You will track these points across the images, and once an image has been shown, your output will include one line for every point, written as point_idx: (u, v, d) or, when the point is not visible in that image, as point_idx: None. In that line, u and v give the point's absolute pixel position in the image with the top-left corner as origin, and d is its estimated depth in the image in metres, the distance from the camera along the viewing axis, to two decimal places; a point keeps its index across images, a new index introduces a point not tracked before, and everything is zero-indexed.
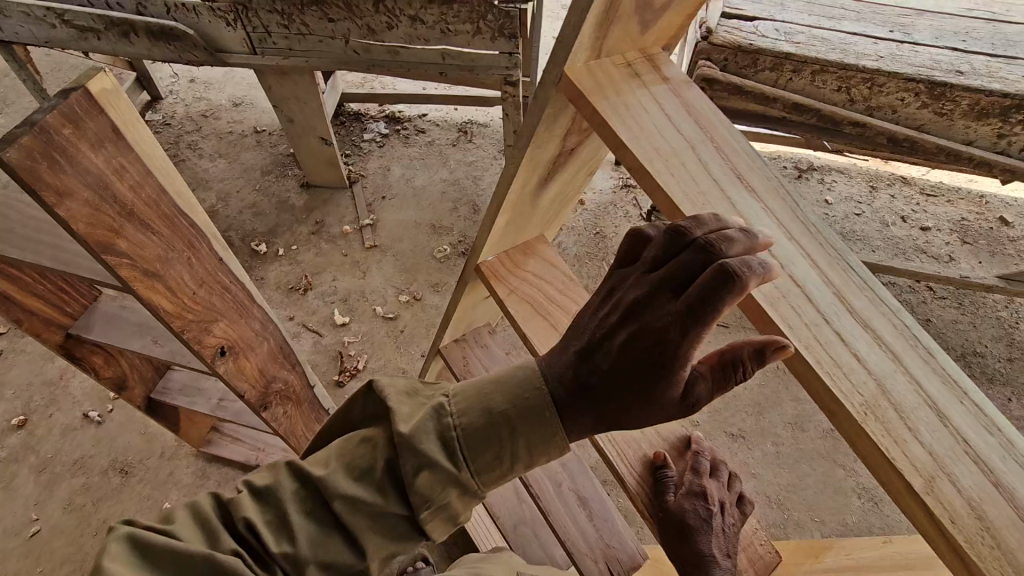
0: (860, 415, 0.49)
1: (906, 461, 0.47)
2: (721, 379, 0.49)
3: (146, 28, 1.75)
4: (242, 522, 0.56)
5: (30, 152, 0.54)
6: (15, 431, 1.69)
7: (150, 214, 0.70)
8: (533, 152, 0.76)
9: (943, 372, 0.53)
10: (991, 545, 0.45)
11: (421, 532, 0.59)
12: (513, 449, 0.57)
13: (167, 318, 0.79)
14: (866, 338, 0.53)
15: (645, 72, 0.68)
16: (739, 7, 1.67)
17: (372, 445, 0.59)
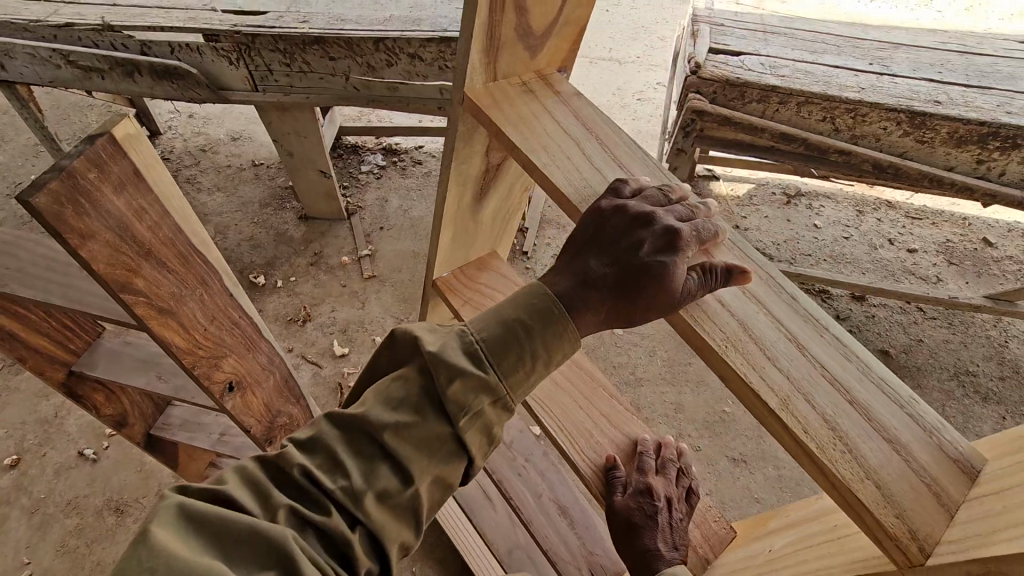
0: (730, 351, 0.62)
1: (767, 385, 0.60)
2: (704, 281, 0.64)
3: (150, 68, 1.79)
4: (298, 469, 0.54)
5: (57, 196, 0.56)
6: (7, 471, 1.66)
7: (167, 253, 0.71)
8: (458, 168, 0.99)
9: (805, 315, 0.67)
10: (841, 448, 0.56)
11: (463, 450, 0.60)
12: (532, 353, 0.62)
13: (179, 354, 0.79)
14: (737, 293, 0.68)
15: (537, 89, 0.89)
16: (724, 43, 1.75)
17: (405, 377, 0.59)
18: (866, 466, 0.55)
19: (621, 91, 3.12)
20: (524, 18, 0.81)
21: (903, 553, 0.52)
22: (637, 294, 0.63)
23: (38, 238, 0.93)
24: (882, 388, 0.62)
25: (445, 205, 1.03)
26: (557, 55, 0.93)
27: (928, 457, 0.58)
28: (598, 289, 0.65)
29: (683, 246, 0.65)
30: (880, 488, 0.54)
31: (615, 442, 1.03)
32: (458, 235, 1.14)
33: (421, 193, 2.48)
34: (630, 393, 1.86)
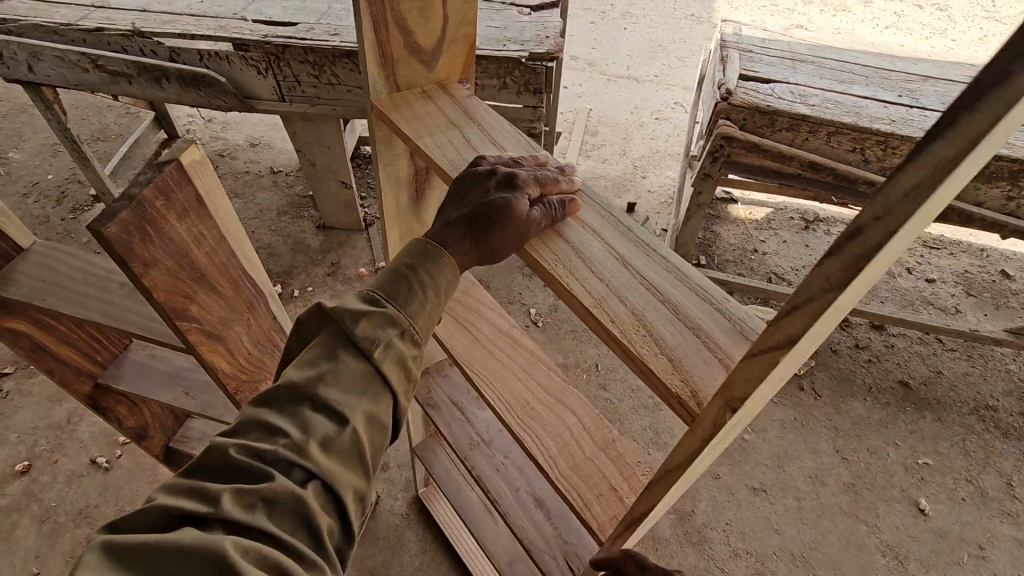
0: (553, 267, 0.63)
1: (585, 289, 0.60)
2: (549, 213, 0.68)
3: (178, 75, 1.79)
4: (234, 449, 0.53)
5: (126, 225, 0.55)
6: (17, 477, 1.63)
7: (220, 279, 0.70)
8: (389, 172, 0.97)
9: (638, 241, 0.68)
10: (640, 333, 0.56)
11: (382, 380, 0.59)
12: (420, 284, 0.62)
13: (223, 379, 0.78)
14: (578, 228, 0.69)
15: (435, 95, 0.89)
16: (754, 70, 1.75)
17: (321, 343, 0.59)
18: (667, 351, 0.55)
19: (639, 110, 3.12)
20: (411, 37, 0.82)
21: (682, 406, 0.51)
22: (491, 225, 0.65)
23: (77, 251, 0.92)
24: (702, 294, 0.61)
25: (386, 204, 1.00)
26: (458, 67, 0.92)
27: (735, 347, 0.56)
28: (453, 226, 0.67)
29: (522, 183, 0.67)
30: (679, 369, 0.54)
31: (573, 429, 0.94)
32: (406, 239, 1.11)
33: None
34: (648, 416, 1.85)
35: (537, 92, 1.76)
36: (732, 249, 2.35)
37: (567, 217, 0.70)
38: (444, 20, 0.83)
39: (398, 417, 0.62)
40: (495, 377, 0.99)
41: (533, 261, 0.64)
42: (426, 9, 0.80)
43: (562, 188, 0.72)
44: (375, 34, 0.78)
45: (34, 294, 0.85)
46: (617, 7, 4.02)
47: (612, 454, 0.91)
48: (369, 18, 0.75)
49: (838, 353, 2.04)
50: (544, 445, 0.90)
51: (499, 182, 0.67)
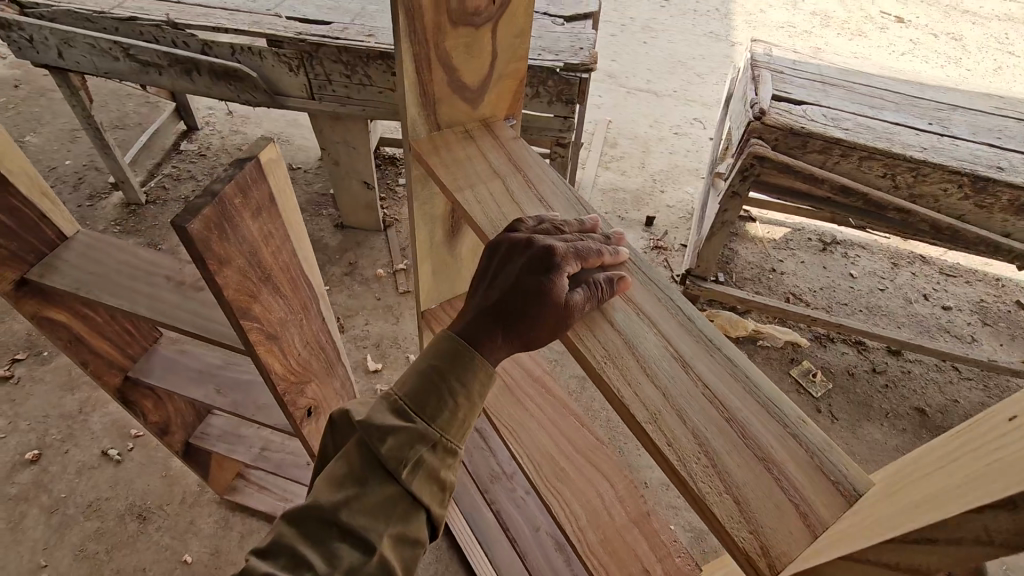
0: (603, 365, 0.59)
1: (640, 400, 0.56)
2: (592, 298, 0.62)
3: (210, 68, 1.78)
4: (263, 573, 0.48)
5: (207, 222, 0.54)
6: (26, 466, 1.60)
7: (282, 279, 0.69)
8: (423, 204, 0.91)
9: (697, 335, 0.63)
10: (704, 463, 0.52)
11: (417, 505, 0.54)
12: (447, 388, 0.57)
13: (274, 381, 0.76)
14: (627, 311, 0.64)
15: (479, 136, 0.81)
16: (786, 91, 1.75)
17: (349, 456, 0.54)
18: (728, 486, 0.51)
19: (657, 124, 3.13)
20: (453, 71, 0.75)
21: (749, 561, 0.48)
22: (524, 321, 0.58)
23: (122, 243, 0.90)
24: (767, 409, 0.57)
25: (417, 240, 0.94)
26: (500, 104, 0.84)
27: (802, 478, 0.53)
28: (482, 319, 0.60)
29: (562, 262, 0.61)
30: (740, 507, 0.50)
31: (604, 497, 0.92)
32: (440, 271, 1.04)
33: None
34: None
35: (569, 102, 1.75)
36: (750, 268, 2.36)
37: (615, 295, 0.65)
38: (487, 54, 0.76)
39: (433, 526, 0.56)
40: (526, 434, 0.98)
41: (580, 356, 0.60)
42: (470, 45, 0.73)
43: (605, 261, 0.66)
44: (417, 71, 0.72)
45: (80, 285, 0.84)
46: (637, 20, 4.03)
47: (646, 530, 0.89)
48: (410, 53, 0.68)
49: (854, 377, 2.04)
50: (571, 509, 0.90)
51: (535, 262, 0.61)
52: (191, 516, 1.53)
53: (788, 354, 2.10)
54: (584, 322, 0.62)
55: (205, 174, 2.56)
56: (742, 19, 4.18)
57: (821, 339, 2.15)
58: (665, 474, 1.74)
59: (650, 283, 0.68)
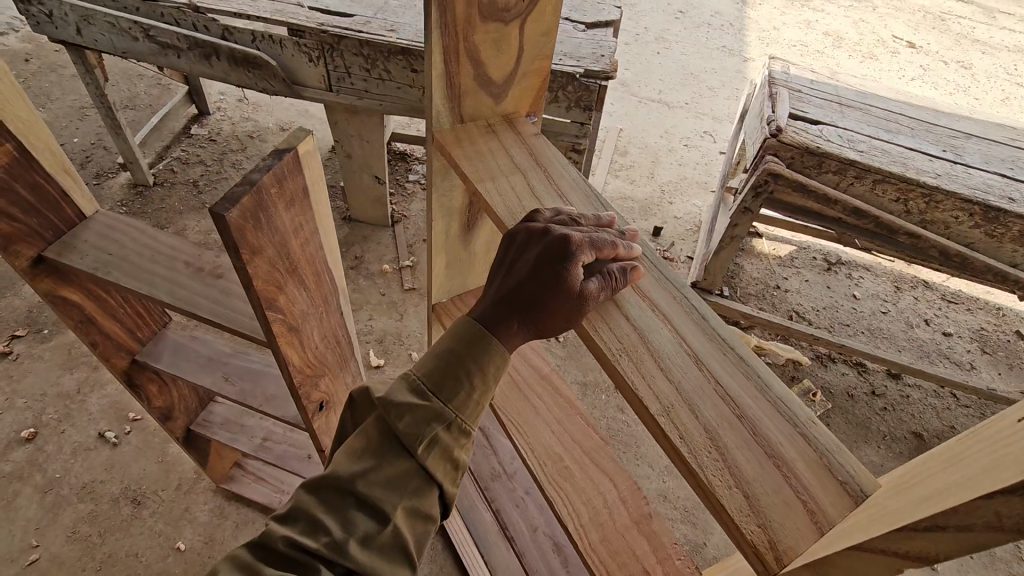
0: (619, 356, 0.58)
1: (653, 392, 0.56)
2: (608, 289, 0.62)
3: (229, 54, 1.77)
4: (283, 540, 0.48)
5: (245, 211, 0.53)
6: (22, 444, 1.58)
7: (307, 272, 0.69)
8: (442, 196, 0.90)
9: (711, 332, 0.62)
10: (715, 458, 0.52)
11: (432, 481, 0.53)
12: (462, 371, 0.56)
13: (291, 373, 0.76)
14: (642, 304, 0.64)
15: (501, 129, 0.81)
16: (803, 110, 1.76)
17: (367, 430, 0.54)
18: (741, 480, 0.51)
19: (668, 135, 3.13)
20: (481, 65, 0.75)
21: (757, 556, 0.47)
22: (540, 309, 0.58)
23: (141, 226, 0.90)
24: (778, 404, 0.57)
25: (433, 231, 0.94)
26: (526, 101, 0.83)
27: (812, 476, 0.52)
28: (499, 309, 0.59)
29: (577, 251, 0.60)
30: (751, 501, 0.50)
31: (606, 497, 0.92)
32: (454, 266, 1.04)
33: None
34: None
35: (587, 109, 1.75)
36: (755, 284, 2.37)
37: (627, 286, 0.64)
38: (516, 50, 0.76)
39: (446, 502, 0.55)
40: (532, 430, 0.98)
41: (596, 346, 0.59)
42: (499, 40, 0.74)
43: (621, 252, 0.65)
44: (445, 62, 0.72)
45: (99, 266, 0.84)
46: (651, 30, 4.04)
47: (646, 531, 0.88)
48: (440, 45, 0.69)
49: (854, 399, 2.05)
50: (574, 507, 0.89)
51: (551, 251, 0.60)
52: (186, 503, 1.52)
53: (789, 371, 2.11)
54: (599, 312, 0.62)
55: (214, 160, 2.54)
56: (755, 35, 4.19)
57: (822, 358, 2.16)
58: (662, 486, 1.74)
59: (666, 279, 0.67)
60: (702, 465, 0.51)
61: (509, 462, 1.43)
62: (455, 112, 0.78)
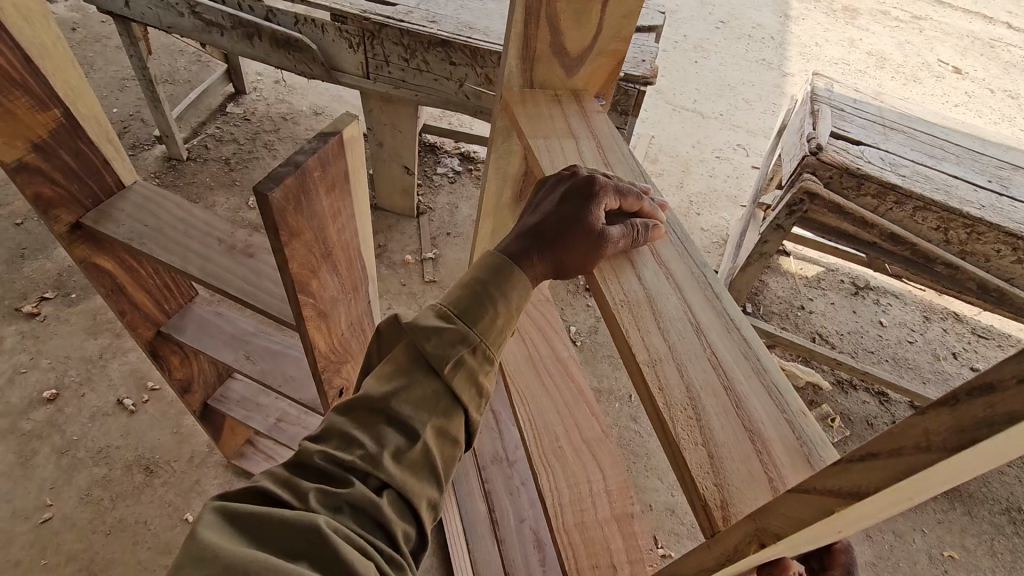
0: (617, 306, 0.54)
1: (642, 343, 0.51)
2: (630, 235, 0.60)
3: (272, 35, 1.78)
4: (319, 455, 0.47)
5: (287, 193, 0.53)
6: (43, 404, 1.62)
7: (340, 258, 0.68)
8: (497, 163, 0.91)
9: (723, 309, 0.56)
10: (688, 413, 0.46)
11: (458, 402, 0.53)
12: (482, 297, 0.55)
13: (316, 357, 0.75)
14: (657, 270, 0.59)
15: (567, 101, 0.79)
16: (845, 129, 1.72)
17: (395, 354, 0.53)
18: (710, 441, 0.45)
19: (700, 145, 3.09)
20: (558, 35, 0.74)
21: (707, 517, 0.41)
22: (559, 241, 0.58)
23: (177, 199, 0.90)
24: (771, 387, 0.50)
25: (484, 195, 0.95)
26: (601, 82, 0.80)
27: (793, 466, 0.44)
28: (524, 240, 0.60)
29: (601, 192, 0.61)
30: (714, 462, 0.43)
31: (593, 487, 0.90)
32: (499, 234, 1.05)
33: None
34: None
35: (623, 114, 1.75)
36: (780, 302, 2.33)
37: (648, 244, 0.62)
38: (596, 26, 0.73)
39: (470, 429, 0.55)
40: (536, 409, 0.96)
41: (601, 297, 0.56)
42: (580, 10, 0.72)
43: (650, 210, 0.64)
44: (522, 22, 0.72)
45: (134, 236, 0.84)
46: (690, 39, 3.99)
47: (624, 529, 0.85)
48: (521, 4, 0.70)
49: (873, 428, 2.00)
50: (557, 488, 0.88)
51: (578, 191, 0.61)
52: (197, 475, 1.54)
53: (807, 395, 2.06)
54: (608, 268, 0.58)
55: (247, 139, 2.57)
56: (797, 50, 4.11)
57: (843, 385, 2.11)
58: (670, 500, 1.72)
59: (691, 256, 0.62)
60: (669, 414, 0.46)
61: (513, 451, 1.43)
62: (526, 77, 0.78)
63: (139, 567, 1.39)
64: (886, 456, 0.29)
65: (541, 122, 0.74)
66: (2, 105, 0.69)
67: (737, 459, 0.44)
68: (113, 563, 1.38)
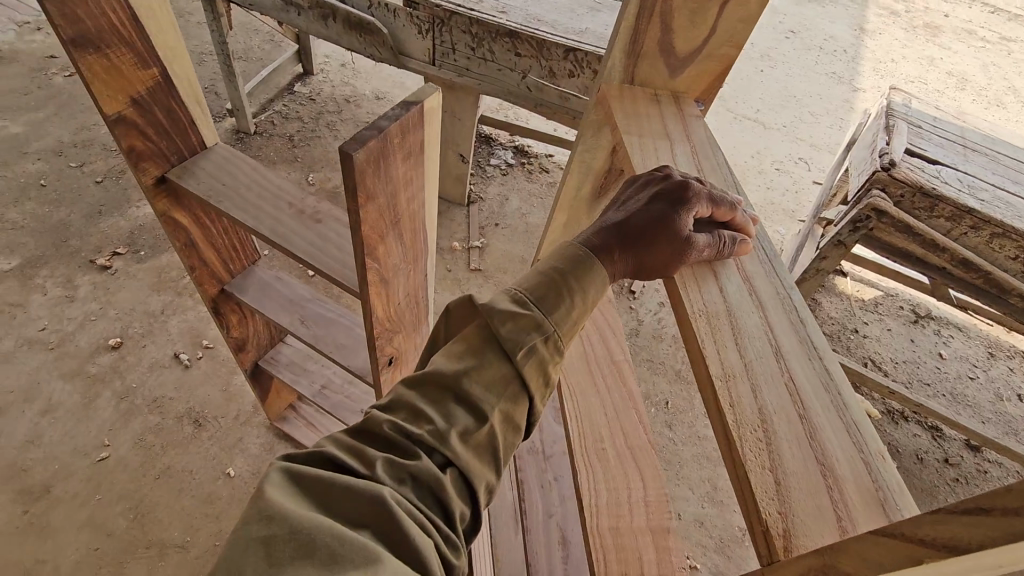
0: (695, 318, 0.54)
1: (717, 358, 0.51)
2: (715, 247, 0.60)
3: (345, 17, 1.84)
4: (388, 424, 0.48)
5: (370, 156, 0.55)
6: (108, 351, 1.72)
7: (406, 227, 0.70)
8: (582, 155, 0.91)
9: (807, 340, 0.54)
10: (757, 431, 0.45)
11: (524, 387, 0.53)
12: (562, 285, 0.55)
13: (372, 323, 0.77)
14: (741, 290, 0.58)
15: (666, 102, 0.77)
16: (922, 147, 1.64)
17: (467, 335, 0.53)
18: (778, 466, 0.43)
19: (760, 156, 3.00)
20: (670, 36, 0.71)
21: (765, 539, 0.40)
22: (647, 243, 0.58)
23: (253, 163, 0.94)
24: (849, 422, 0.48)
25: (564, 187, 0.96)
26: (705, 87, 0.78)
27: (866, 508, 0.42)
28: (608, 234, 0.59)
29: (694, 199, 0.60)
30: (781, 487, 0.42)
31: (633, 494, 0.88)
32: (573, 225, 1.04)
33: (542, 201, 2.44)
34: (709, 470, 1.77)
35: None
36: (832, 323, 2.25)
37: (733, 257, 0.62)
38: (709, 29, 0.71)
39: (532, 417, 0.55)
40: (585, 409, 0.94)
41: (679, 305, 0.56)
42: (696, 10, 0.69)
43: (734, 220, 0.64)
44: (633, 19, 0.71)
45: (213, 194, 0.89)
46: (757, 47, 3.87)
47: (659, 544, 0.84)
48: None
49: (923, 463, 1.91)
50: (596, 487, 0.87)
51: (669, 193, 0.61)
52: (241, 433, 1.60)
53: None
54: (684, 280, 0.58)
55: (311, 118, 2.66)
56: (871, 65, 3.93)
57: (894, 415, 2.02)
58: (700, 511, 1.69)
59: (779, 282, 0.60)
60: (740, 433, 0.45)
61: (549, 446, 1.40)
62: (628, 73, 0.76)
63: (184, 513, 1.46)
64: (998, 517, 0.27)
65: (639, 121, 0.73)
66: (108, 58, 0.74)
67: (808, 491, 0.42)
68: (160, 507, 1.46)
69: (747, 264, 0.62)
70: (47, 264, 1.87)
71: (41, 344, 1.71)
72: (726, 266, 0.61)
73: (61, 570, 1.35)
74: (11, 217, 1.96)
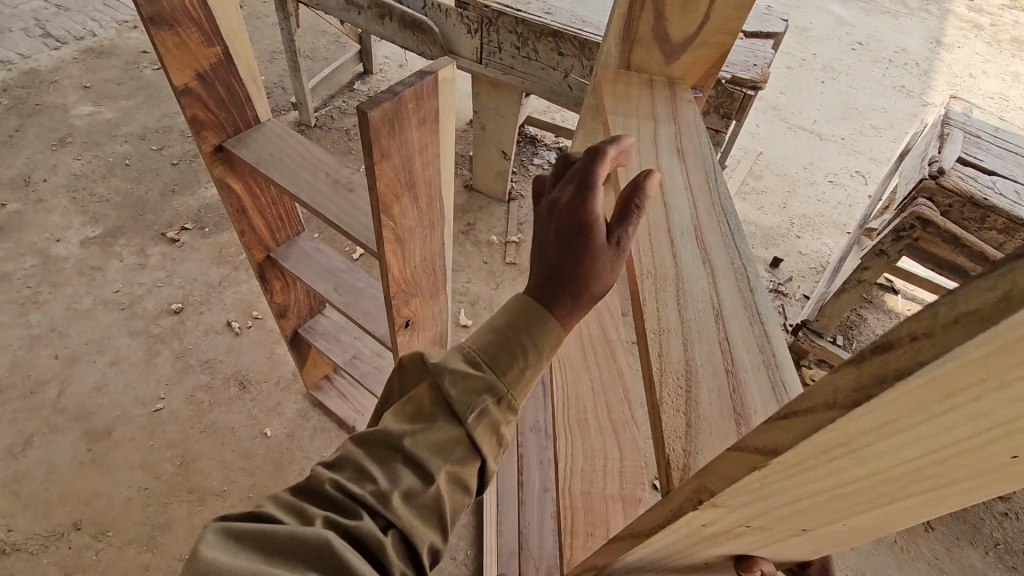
0: (641, 270, 0.53)
1: (653, 313, 0.50)
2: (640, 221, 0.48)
3: (401, 17, 1.95)
4: (331, 483, 0.47)
5: (385, 116, 0.61)
6: (170, 314, 1.89)
7: (422, 191, 0.76)
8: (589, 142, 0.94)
9: (748, 293, 0.52)
10: (679, 381, 0.45)
11: (476, 450, 0.50)
12: (516, 345, 0.50)
13: (389, 281, 0.84)
14: (694, 243, 0.56)
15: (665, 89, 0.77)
16: (978, 157, 1.56)
17: (419, 397, 0.51)
18: (692, 412, 0.43)
19: (812, 167, 2.89)
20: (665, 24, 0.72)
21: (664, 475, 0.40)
22: (584, 282, 0.48)
23: (297, 138, 1.04)
24: (779, 382, 0.46)
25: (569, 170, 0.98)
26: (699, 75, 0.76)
27: None
28: (539, 291, 0.50)
29: (590, 209, 0.47)
30: (690, 429, 0.42)
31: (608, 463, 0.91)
32: None
33: None
34: None
35: (726, 117, 1.69)
36: None
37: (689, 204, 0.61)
38: (704, 12, 0.70)
39: (484, 478, 0.53)
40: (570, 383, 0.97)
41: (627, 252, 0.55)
42: None
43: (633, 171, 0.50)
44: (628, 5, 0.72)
45: (261, 162, 0.99)
46: (820, 57, 3.76)
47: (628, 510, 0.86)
48: None
49: None
50: (574, 454, 0.90)
51: (565, 227, 0.48)
52: (279, 398, 1.72)
53: None
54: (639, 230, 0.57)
55: None
56: (945, 79, 3.74)
57: None
58: None
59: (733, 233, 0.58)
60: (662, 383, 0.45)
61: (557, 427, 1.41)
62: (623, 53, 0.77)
63: (223, 465, 1.58)
64: (804, 417, 0.25)
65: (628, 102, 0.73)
66: (179, 36, 0.85)
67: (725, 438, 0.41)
68: (203, 457, 1.59)
69: (704, 215, 0.59)
70: (125, 234, 2.07)
71: (114, 304, 1.89)
72: (681, 215, 0.59)
73: (115, 505, 1.50)
74: (99, 191, 2.18)
